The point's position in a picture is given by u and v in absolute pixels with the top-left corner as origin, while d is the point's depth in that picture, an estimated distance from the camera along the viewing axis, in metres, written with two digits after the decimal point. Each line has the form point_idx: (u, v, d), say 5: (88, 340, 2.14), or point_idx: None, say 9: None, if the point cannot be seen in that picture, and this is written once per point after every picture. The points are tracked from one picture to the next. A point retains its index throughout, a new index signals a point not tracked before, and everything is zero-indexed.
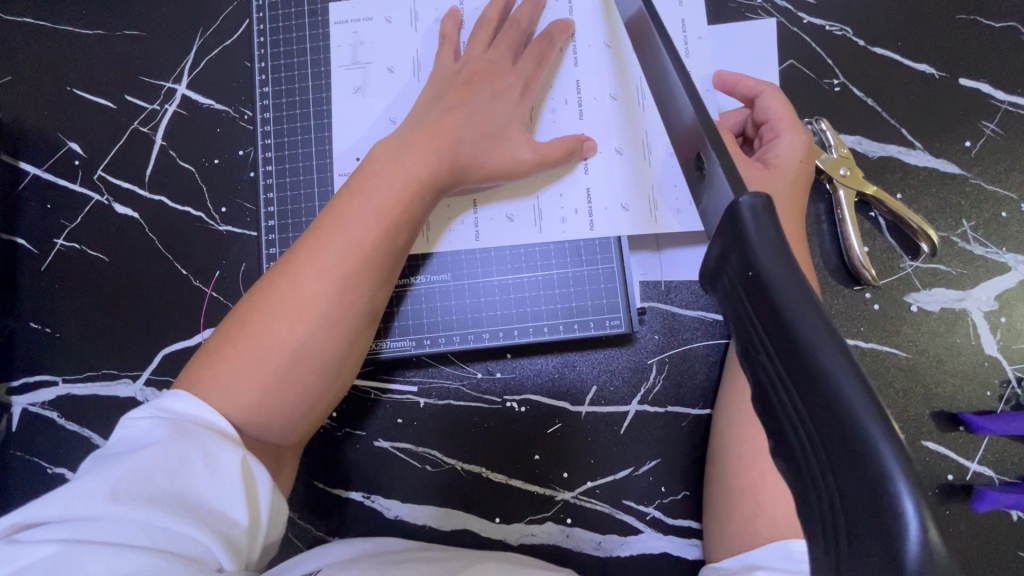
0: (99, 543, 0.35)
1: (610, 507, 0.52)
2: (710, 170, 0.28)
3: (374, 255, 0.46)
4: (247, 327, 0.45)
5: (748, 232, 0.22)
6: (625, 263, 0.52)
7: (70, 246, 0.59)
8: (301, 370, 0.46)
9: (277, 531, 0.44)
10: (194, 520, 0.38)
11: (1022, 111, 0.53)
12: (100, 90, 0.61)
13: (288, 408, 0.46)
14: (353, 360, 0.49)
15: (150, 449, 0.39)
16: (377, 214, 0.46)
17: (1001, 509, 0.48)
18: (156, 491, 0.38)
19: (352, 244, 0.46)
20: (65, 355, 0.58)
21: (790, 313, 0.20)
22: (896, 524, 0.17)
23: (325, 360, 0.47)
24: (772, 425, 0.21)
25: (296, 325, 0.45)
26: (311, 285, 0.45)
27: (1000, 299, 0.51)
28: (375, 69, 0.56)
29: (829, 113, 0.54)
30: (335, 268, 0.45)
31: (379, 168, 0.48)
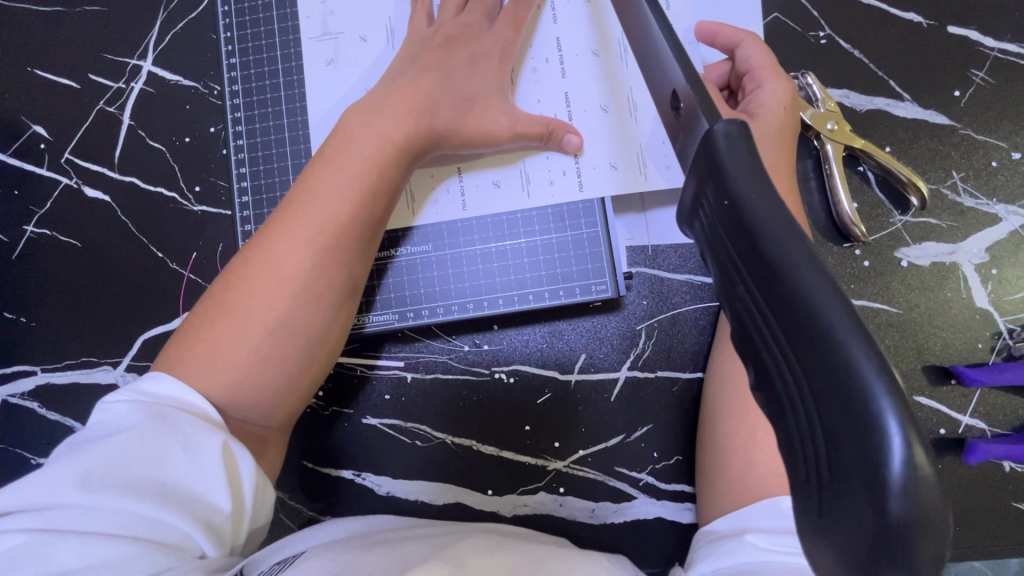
0: (72, 532, 0.35)
1: (603, 474, 0.51)
2: (684, 107, 0.26)
3: (351, 226, 0.45)
4: (225, 303, 0.44)
5: (724, 162, 0.21)
6: (610, 226, 0.51)
7: (41, 233, 0.58)
8: (282, 348, 0.45)
9: (263, 513, 0.44)
10: (173, 508, 0.37)
11: (1011, 58, 0.51)
12: (62, 70, 0.59)
13: (270, 385, 0.45)
14: (335, 336, 0.48)
15: (125, 436, 0.38)
16: (352, 183, 0.45)
17: (994, 461, 0.48)
18: (133, 478, 0.37)
19: (328, 215, 0.45)
20: (42, 344, 0.57)
21: (769, 241, 0.19)
22: (880, 445, 0.16)
23: (307, 335, 0.46)
24: (754, 362, 0.20)
25: (274, 298, 0.44)
26: (287, 259, 0.44)
27: (991, 251, 0.50)
28: (346, 38, 0.54)
29: (815, 66, 0.52)
30: (311, 241, 0.44)
31: (352, 135, 0.46)
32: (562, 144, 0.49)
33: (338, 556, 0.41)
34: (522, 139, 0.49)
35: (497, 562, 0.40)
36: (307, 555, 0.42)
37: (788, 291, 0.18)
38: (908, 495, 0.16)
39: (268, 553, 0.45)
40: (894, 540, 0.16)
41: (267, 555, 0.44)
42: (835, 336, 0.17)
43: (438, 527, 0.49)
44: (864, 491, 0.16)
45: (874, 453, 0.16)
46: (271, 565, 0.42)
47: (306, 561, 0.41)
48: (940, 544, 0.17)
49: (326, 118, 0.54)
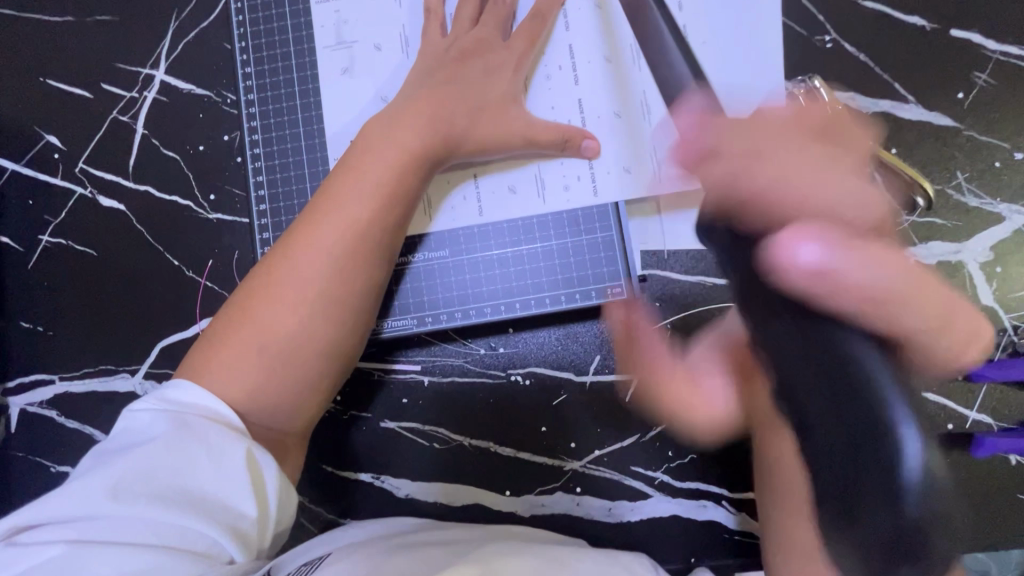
0: (102, 543, 0.35)
1: (619, 473, 0.52)
2: None
3: (372, 234, 0.46)
4: (249, 308, 0.45)
5: None
6: (624, 230, 0.51)
7: (57, 242, 0.58)
8: (306, 352, 0.45)
9: (289, 515, 0.44)
10: (200, 516, 0.38)
11: (1013, 60, 0.52)
12: (74, 80, 0.59)
13: (294, 389, 0.45)
14: (356, 340, 0.49)
15: (151, 446, 0.39)
16: (374, 192, 0.47)
17: (1000, 454, 0.49)
18: (160, 488, 0.38)
19: (351, 223, 0.46)
20: (60, 353, 0.57)
21: None
22: None
23: (330, 339, 0.46)
24: None
25: (299, 303, 0.45)
26: (311, 268, 0.45)
27: (995, 249, 0.51)
28: (361, 47, 0.55)
29: (822, 70, 0.53)
30: (334, 250, 0.46)
31: (374, 146, 0.47)
32: (581, 149, 0.50)
33: (365, 557, 0.42)
34: (538, 145, 0.49)
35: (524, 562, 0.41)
36: (332, 558, 0.43)
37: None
38: None
39: (291, 557, 0.46)
40: None
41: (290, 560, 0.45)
42: None
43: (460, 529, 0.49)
44: None
45: None
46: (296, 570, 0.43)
47: (334, 564, 0.42)
48: None
49: (343, 127, 0.55)
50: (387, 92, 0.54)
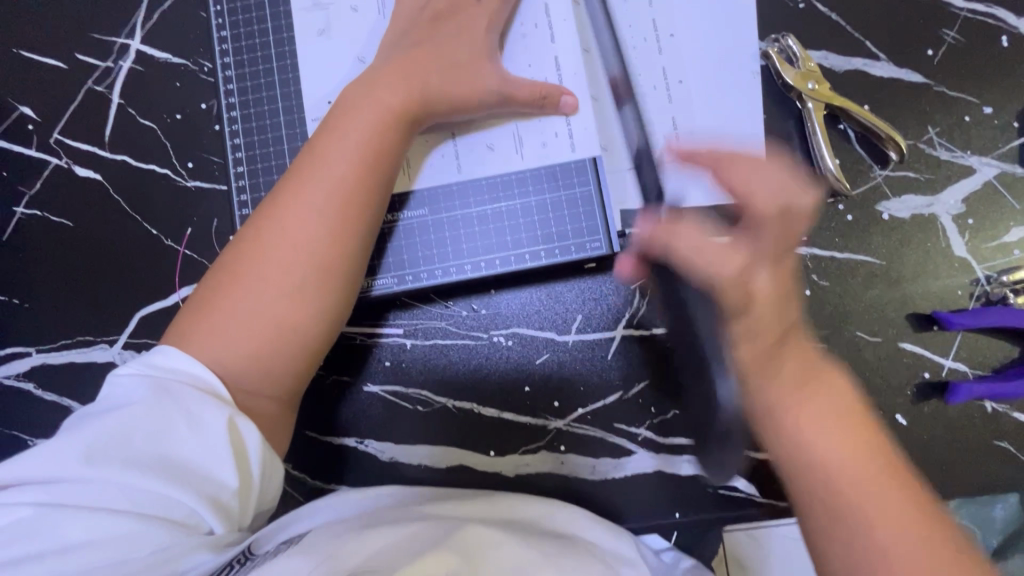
0: (77, 507, 0.35)
1: (602, 430, 0.52)
2: None
3: (360, 194, 0.46)
4: (240, 274, 0.45)
5: None
6: (603, 185, 0.52)
7: (31, 213, 0.57)
8: (299, 315, 0.45)
9: (272, 488, 0.43)
10: (178, 484, 0.37)
11: (980, 17, 0.54)
12: (48, 51, 0.59)
13: (287, 350, 0.45)
14: (346, 305, 0.48)
15: (130, 411, 0.39)
16: (357, 151, 0.47)
17: (976, 401, 0.50)
18: (138, 454, 0.38)
19: (337, 184, 0.46)
20: (36, 325, 0.56)
21: None
22: None
23: (323, 304, 0.46)
24: None
25: (290, 265, 0.45)
26: (297, 228, 0.45)
27: (967, 202, 0.52)
28: (337, 10, 0.55)
29: (795, 29, 0.54)
30: (318, 209, 0.45)
31: (359, 105, 0.48)
32: (560, 105, 0.51)
33: (342, 536, 0.41)
34: (515, 102, 0.50)
35: (513, 550, 0.41)
36: (312, 536, 0.42)
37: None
38: None
39: (270, 535, 0.44)
40: None
41: (265, 539, 0.43)
42: None
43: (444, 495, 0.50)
44: None
45: None
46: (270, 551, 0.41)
47: (308, 545, 0.40)
48: None
49: (322, 89, 0.55)
50: (363, 54, 0.54)
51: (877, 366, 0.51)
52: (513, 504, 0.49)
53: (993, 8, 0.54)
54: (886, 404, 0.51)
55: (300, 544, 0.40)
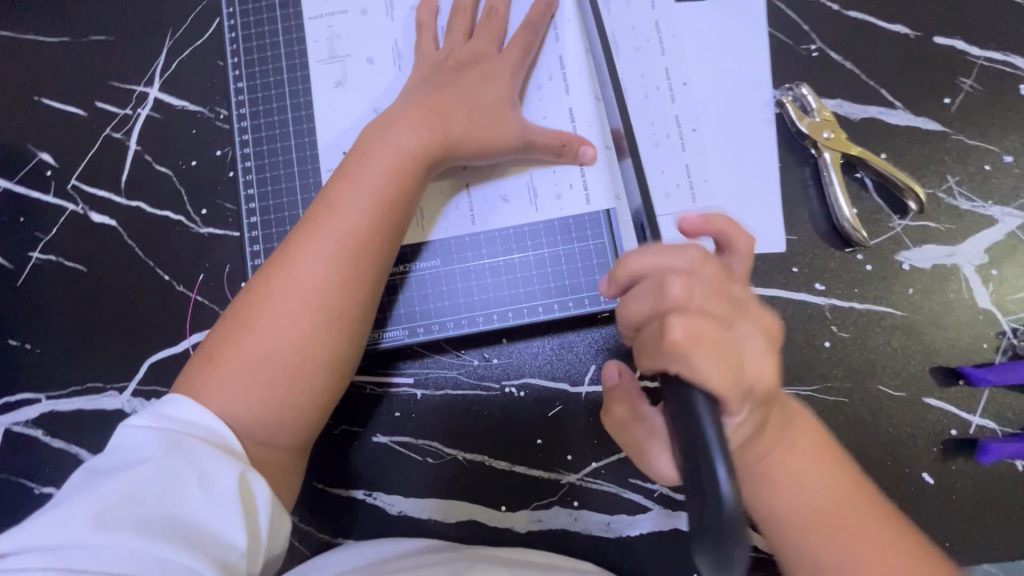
0: (86, 572, 0.34)
1: (617, 486, 0.51)
2: None
3: (371, 245, 0.46)
4: (250, 324, 0.44)
5: None
6: (616, 236, 0.51)
7: (47, 259, 0.58)
8: (307, 366, 0.45)
9: (280, 547, 0.42)
10: (187, 546, 0.36)
11: (997, 66, 0.53)
12: (69, 99, 0.60)
13: (295, 402, 0.44)
14: (357, 353, 0.48)
15: (141, 468, 0.38)
16: (370, 200, 0.46)
17: (1005, 460, 0.48)
18: (149, 515, 0.37)
19: (349, 234, 0.46)
20: (47, 371, 0.56)
21: None
22: None
23: (333, 353, 0.45)
24: None
25: (302, 315, 0.44)
26: (308, 283, 0.45)
27: (990, 252, 0.51)
28: (353, 62, 0.56)
29: (808, 76, 0.54)
30: (330, 263, 0.45)
31: (375, 156, 0.47)
32: (578, 156, 0.51)
33: None
34: (537, 148, 0.50)
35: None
36: None
37: None
38: None
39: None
40: None
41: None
42: None
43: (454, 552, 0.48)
44: None
45: None
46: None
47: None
48: None
49: (337, 140, 0.55)
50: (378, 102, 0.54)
51: (900, 421, 0.50)
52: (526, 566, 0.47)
53: (1010, 56, 0.53)
54: (910, 463, 0.49)
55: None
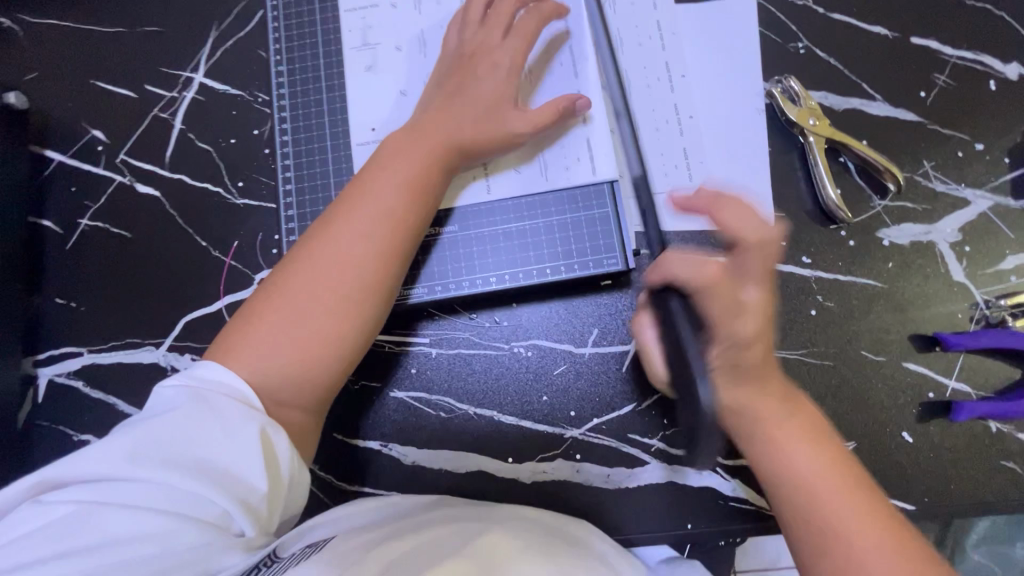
0: (116, 505, 0.37)
1: (616, 440, 0.54)
2: None
3: (404, 225, 0.50)
4: (283, 291, 0.47)
5: None
6: (619, 207, 0.56)
7: (95, 225, 0.63)
8: (335, 333, 0.47)
9: (296, 503, 0.45)
10: (210, 487, 0.39)
11: (969, 64, 0.58)
12: (121, 82, 0.66)
13: (322, 368, 0.47)
14: (377, 329, 0.50)
15: (170, 416, 0.40)
16: (404, 183, 0.50)
17: (980, 420, 0.52)
18: (175, 457, 0.39)
19: (384, 212, 0.49)
20: (89, 327, 0.61)
21: None
22: None
23: (361, 324, 0.48)
24: None
25: (335, 285, 0.47)
26: (342, 255, 0.48)
27: (964, 231, 0.55)
28: (382, 50, 0.62)
29: (796, 71, 0.59)
30: (365, 238, 0.48)
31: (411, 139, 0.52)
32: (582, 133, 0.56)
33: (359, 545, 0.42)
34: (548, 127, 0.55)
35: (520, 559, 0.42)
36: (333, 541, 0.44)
37: None
38: None
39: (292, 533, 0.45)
40: None
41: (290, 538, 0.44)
42: None
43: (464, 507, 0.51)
44: None
45: None
46: (293, 555, 0.42)
47: (332, 552, 0.41)
48: None
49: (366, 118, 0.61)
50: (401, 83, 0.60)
51: (881, 384, 0.53)
52: (532, 517, 0.50)
53: (981, 55, 0.58)
54: (891, 422, 0.53)
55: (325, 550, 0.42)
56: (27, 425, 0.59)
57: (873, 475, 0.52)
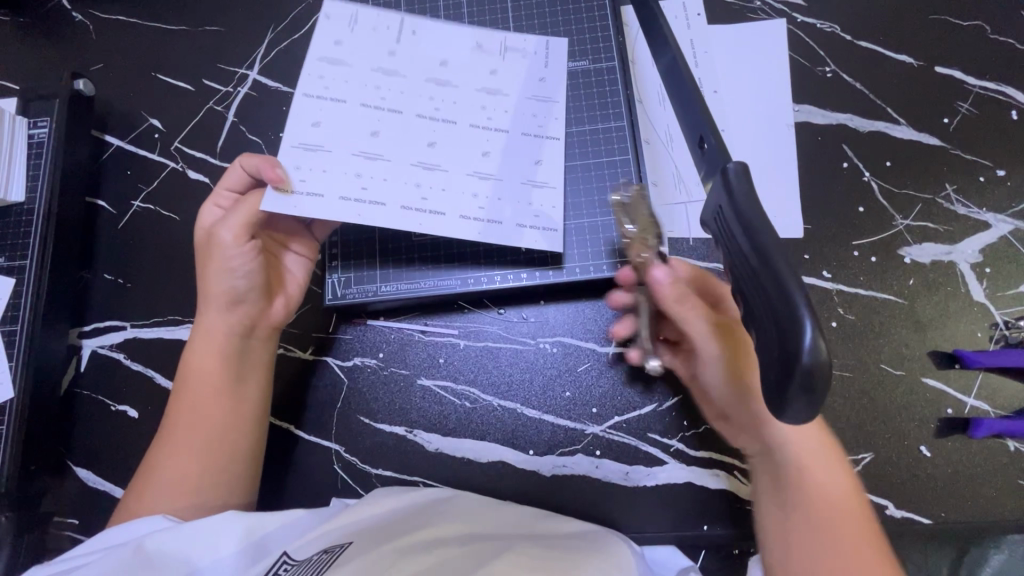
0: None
1: (636, 439, 0.56)
2: (708, 153, 0.36)
3: (213, 345, 0.54)
4: (177, 407, 0.52)
5: (734, 188, 0.32)
6: (648, 212, 0.58)
7: (146, 207, 0.66)
8: (205, 442, 0.51)
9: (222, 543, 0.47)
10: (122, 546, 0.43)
11: (991, 94, 0.60)
12: (180, 76, 0.70)
13: (198, 477, 0.50)
14: (238, 435, 0.53)
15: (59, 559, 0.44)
16: (214, 303, 0.54)
17: (997, 437, 0.53)
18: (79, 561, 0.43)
19: (205, 337, 0.54)
20: (134, 304, 0.64)
21: (751, 222, 0.31)
22: (798, 324, 0.26)
23: (223, 432, 0.52)
24: (767, 279, 0.28)
25: (204, 400, 0.52)
26: (209, 368, 0.53)
27: (984, 253, 0.57)
28: (464, 90, 0.53)
29: (824, 93, 0.62)
30: (224, 353, 0.54)
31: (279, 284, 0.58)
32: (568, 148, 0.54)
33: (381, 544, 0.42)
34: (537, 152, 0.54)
35: (536, 560, 0.40)
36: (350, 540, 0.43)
37: (729, 202, 0.32)
38: (814, 342, 0.25)
39: (273, 537, 0.44)
40: (805, 373, 0.26)
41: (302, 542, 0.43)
42: (742, 198, 0.32)
43: (484, 509, 0.50)
44: (777, 354, 0.27)
45: (786, 335, 0.26)
46: (311, 560, 0.41)
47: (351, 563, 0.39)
48: (815, 394, 0.26)
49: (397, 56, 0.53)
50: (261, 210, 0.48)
51: (901, 398, 0.54)
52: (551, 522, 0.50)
53: (1003, 86, 0.61)
54: (911, 435, 0.54)
55: (343, 560, 0.40)
56: (68, 394, 0.61)
57: (890, 487, 0.53)
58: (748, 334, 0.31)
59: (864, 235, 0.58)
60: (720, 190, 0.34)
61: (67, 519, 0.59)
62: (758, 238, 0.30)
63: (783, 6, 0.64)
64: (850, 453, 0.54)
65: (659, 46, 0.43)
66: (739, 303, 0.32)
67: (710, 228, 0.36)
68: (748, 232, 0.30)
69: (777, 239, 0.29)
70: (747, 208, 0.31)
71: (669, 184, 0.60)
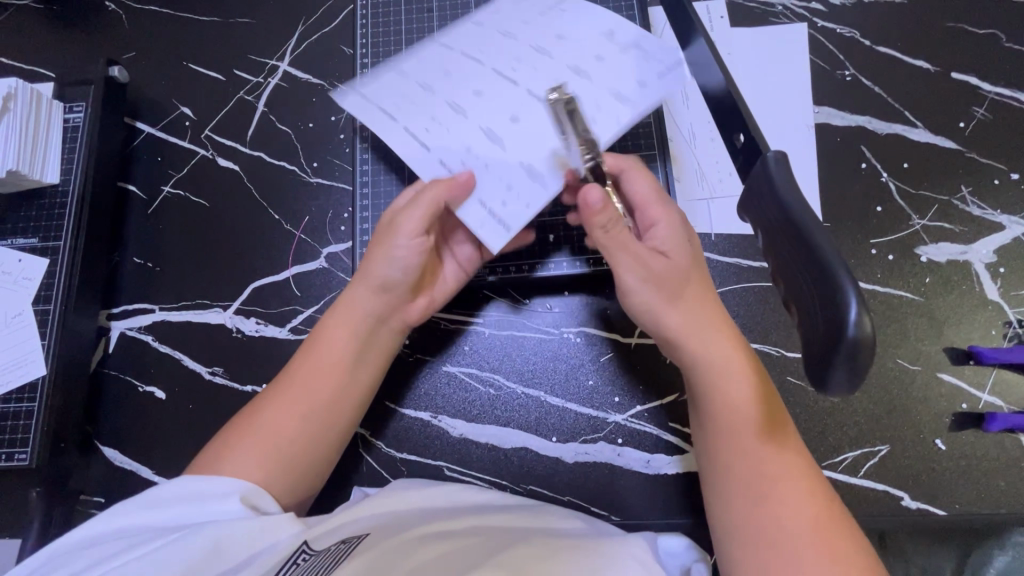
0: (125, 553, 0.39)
1: (657, 428, 0.57)
2: (747, 143, 0.38)
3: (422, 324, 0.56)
4: (300, 377, 0.51)
5: (775, 178, 0.34)
6: None
7: (175, 193, 0.67)
8: (323, 419, 0.51)
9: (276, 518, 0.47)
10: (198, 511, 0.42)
11: (1006, 100, 0.62)
12: (212, 66, 0.71)
13: (304, 454, 0.50)
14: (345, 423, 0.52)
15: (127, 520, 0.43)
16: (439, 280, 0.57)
17: (1010, 432, 0.54)
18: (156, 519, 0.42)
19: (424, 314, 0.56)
20: (162, 287, 0.65)
21: (793, 209, 0.32)
22: (844, 303, 0.27)
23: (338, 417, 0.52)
24: (812, 262, 0.30)
25: (334, 378, 0.51)
26: (340, 345, 0.52)
27: (998, 253, 0.58)
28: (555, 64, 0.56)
29: (844, 95, 0.63)
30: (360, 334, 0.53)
31: (426, 285, 0.56)
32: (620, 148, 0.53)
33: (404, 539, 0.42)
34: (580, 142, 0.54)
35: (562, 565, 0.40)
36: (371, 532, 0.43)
37: (771, 189, 0.34)
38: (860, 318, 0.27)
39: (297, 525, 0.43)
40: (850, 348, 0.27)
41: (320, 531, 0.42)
42: (783, 188, 0.33)
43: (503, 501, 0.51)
44: (823, 331, 0.29)
45: (833, 313, 0.28)
46: (328, 550, 0.40)
47: (369, 552, 0.39)
48: (857, 369, 0.28)
49: (527, 26, 0.59)
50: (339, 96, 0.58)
51: (917, 392, 0.56)
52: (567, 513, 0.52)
53: (1017, 93, 0.62)
54: (926, 429, 0.55)
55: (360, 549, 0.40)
56: (96, 374, 0.62)
57: (905, 480, 0.54)
58: (791, 316, 0.32)
59: (882, 234, 0.59)
60: (760, 179, 0.35)
61: (93, 497, 0.59)
62: (800, 223, 0.31)
63: (804, 11, 0.66)
64: (866, 445, 0.55)
65: (694, 45, 0.45)
66: (780, 287, 0.33)
67: (748, 217, 0.37)
68: (791, 218, 0.32)
69: (818, 225, 0.31)
70: (789, 196, 0.33)
71: (692, 181, 0.62)
